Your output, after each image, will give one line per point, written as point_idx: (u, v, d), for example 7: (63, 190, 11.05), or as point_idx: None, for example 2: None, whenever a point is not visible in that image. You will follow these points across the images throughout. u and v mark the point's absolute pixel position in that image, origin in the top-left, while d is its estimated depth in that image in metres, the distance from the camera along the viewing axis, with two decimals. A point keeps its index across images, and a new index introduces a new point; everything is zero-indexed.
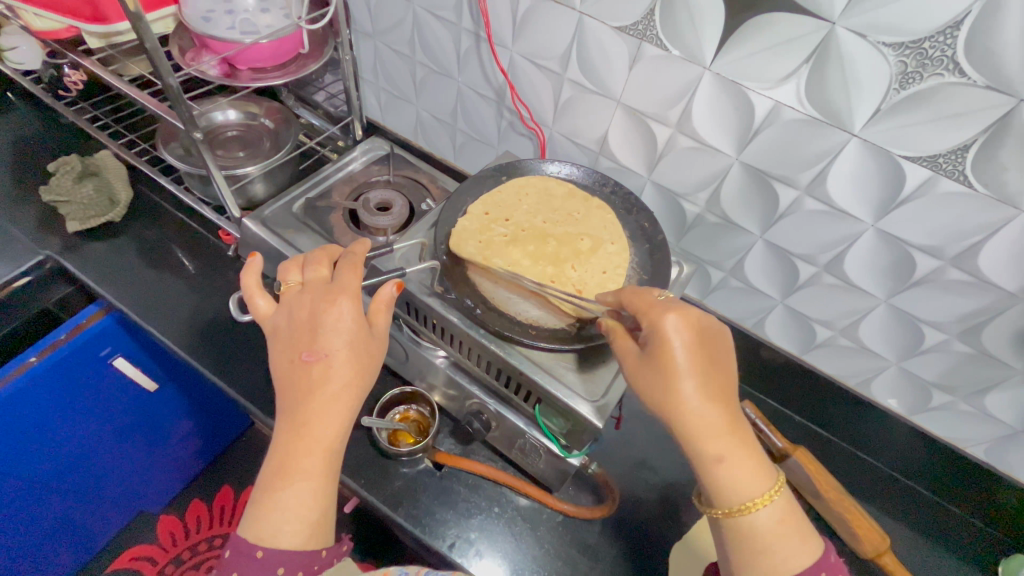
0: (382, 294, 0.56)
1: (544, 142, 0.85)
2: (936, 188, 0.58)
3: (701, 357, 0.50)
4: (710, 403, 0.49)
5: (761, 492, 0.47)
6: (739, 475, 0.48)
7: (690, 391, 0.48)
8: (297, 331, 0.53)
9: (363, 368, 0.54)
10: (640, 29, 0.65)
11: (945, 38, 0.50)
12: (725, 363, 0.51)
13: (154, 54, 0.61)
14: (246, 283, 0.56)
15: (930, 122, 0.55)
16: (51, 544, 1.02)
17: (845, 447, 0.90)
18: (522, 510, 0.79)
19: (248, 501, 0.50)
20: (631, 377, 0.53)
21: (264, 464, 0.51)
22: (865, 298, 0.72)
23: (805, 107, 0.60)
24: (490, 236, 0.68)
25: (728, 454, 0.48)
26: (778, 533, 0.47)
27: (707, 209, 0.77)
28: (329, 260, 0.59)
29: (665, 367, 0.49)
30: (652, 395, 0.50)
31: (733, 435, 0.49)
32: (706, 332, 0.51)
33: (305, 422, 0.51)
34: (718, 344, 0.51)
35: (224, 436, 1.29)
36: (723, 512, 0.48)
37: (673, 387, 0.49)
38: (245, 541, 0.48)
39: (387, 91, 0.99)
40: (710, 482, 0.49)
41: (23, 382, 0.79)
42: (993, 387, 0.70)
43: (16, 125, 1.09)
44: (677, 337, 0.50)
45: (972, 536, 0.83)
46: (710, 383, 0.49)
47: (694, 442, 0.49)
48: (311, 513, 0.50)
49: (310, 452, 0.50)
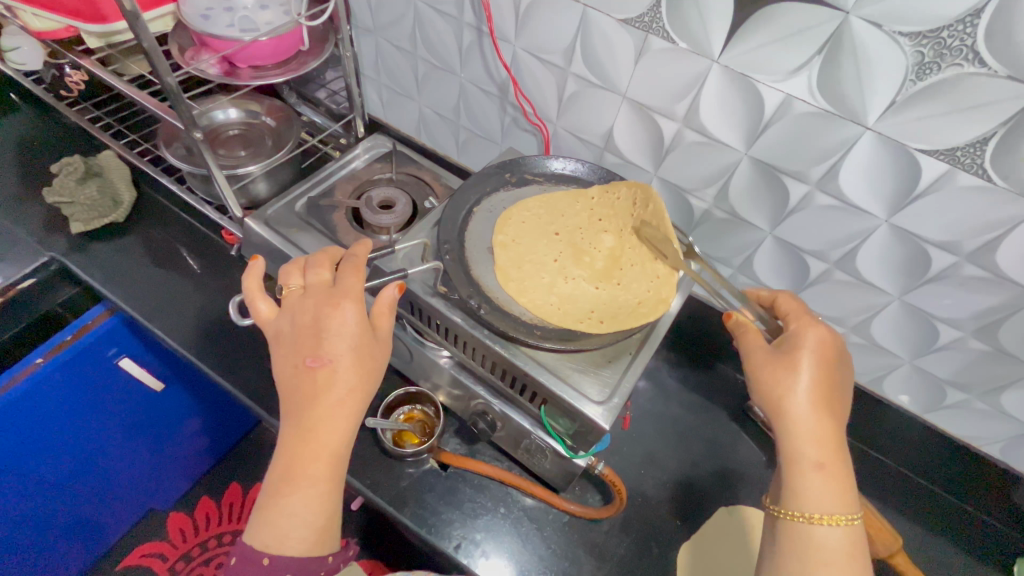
0: (385, 296, 0.55)
1: (548, 138, 0.84)
2: (952, 182, 0.56)
3: (831, 375, 0.53)
4: (822, 415, 0.51)
5: (843, 512, 0.48)
6: (826, 485, 0.49)
7: (811, 397, 0.51)
8: (301, 335, 0.52)
9: (367, 372, 0.53)
10: (646, 22, 0.63)
11: (964, 27, 0.49)
12: (844, 395, 0.54)
13: (152, 53, 0.60)
14: (248, 286, 0.56)
15: (949, 114, 0.53)
16: (63, 543, 1.03)
17: (855, 445, 0.89)
18: (528, 510, 0.78)
19: (255, 506, 0.50)
20: (754, 373, 0.55)
21: (269, 471, 0.51)
22: (877, 294, 0.70)
23: (817, 99, 0.58)
24: (575, 245, 0.69)
25: (827, 464, 0.50)
26: (849, 555, 0.46)
27: (715, 205, 0.75)
28: (331, 262, 0.59)
29: (798, 370, 0.52)
30: (770, 390, 0.53)
31: (835, 451, 0.50)
32: (840, 362, 0.54)
33: (310, 428, 0.50)
34: (843, 374, 0.55)
35: (231, 434, 1.29)
36: (802, 515, 0.48)
37: (791, 385, 0.52)
38: (252, 548, 0.48)
39: (389, 88, 0.98)
40: (795, 482, 0.50)
41: (30, 385, 0.79)
42: (1009, 385, 0.68)
43: (18, 127, 1.09)
44: (815, 348, 0.53)
45: (985, 535, 0.82)
46: (828, 398, 0.52)
47: (797, 440, 0.50)
48: (318, 519, 0.49)
49: (316, 458, 0.50)
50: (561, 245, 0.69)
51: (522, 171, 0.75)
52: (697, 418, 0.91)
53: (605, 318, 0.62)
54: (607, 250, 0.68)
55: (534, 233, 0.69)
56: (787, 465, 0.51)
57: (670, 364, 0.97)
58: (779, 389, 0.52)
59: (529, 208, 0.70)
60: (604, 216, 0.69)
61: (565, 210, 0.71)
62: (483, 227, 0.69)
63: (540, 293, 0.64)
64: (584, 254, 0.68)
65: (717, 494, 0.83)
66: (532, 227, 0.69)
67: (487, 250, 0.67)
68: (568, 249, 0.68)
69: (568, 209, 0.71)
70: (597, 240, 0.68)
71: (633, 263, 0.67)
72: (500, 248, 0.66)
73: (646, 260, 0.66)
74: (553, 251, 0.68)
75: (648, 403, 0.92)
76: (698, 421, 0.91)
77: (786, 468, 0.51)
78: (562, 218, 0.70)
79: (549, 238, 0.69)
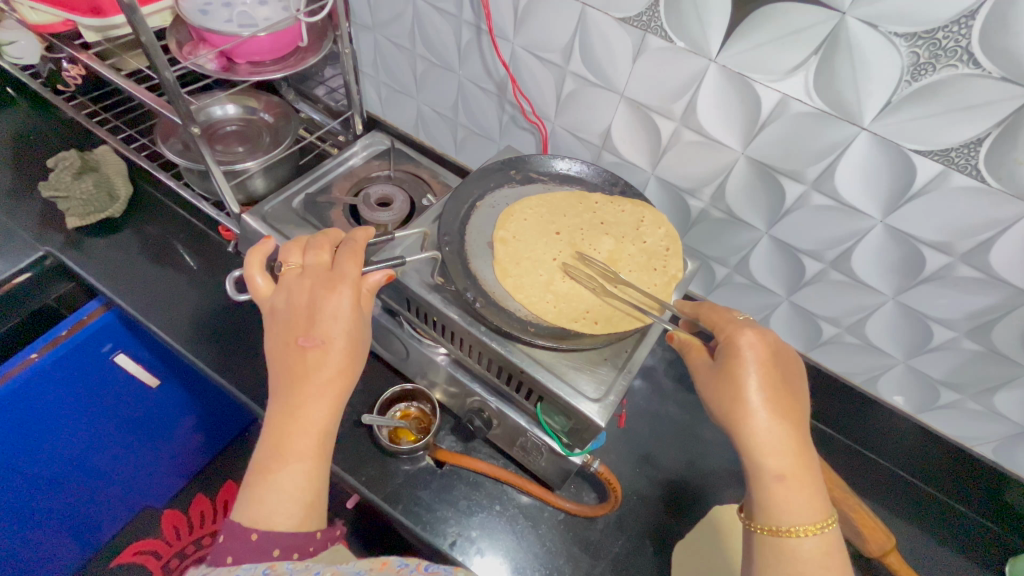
0: (370, 281, 0.56)
1: (547, 137, 0.84)
2: (947, 183, 0.57)
3: (775, 377, 0.51)
4: (778, 422, 0.50)
5: (812, 521, 0.47)
6: (790, 493, 0.48)
7: (762, 407, 0.50)
8: (295, 315, 0.53)
9: (357, 356, 0.53)
10: (644, 21, 0.63)
11: (959, 28, 0.49)
12: (798, 390, 0.53)
13: (150, 47, 0.60)
14: (251, 260, 0.56)
15: (944, 114, 0.53)
16: (55, 539, 1.02)
17: (849, 444, 0.89)
18: (523, 508, 0.78)
19: (243, 483, 0.49)
20: (703, 391, 0.54)
21: (258, 447, 0.50)
22: (872, 295, 0.71)
23: (814, 100, 0.59)
24: (576, 247, 0.69)
25: (789, 473, 0.49)
26: (826, 565, 0.46)
27: (712, 204, 0.76)
28: (331, 245, 0.59)
29: (741, 382, 0.50)
30: (719, 406, 0.52)
31: (796, 458, 0.49)
32: (782, 362, 0.53)
33: (299, 405, 0.50)
34: (790, 368, 0.53)
35: (227, 432, 1.28)
36: (771, 530, 0.48)
37: (739, 397, 0.50)
38: (239, 524, 0.47)
39: (387, 85, 0.98)
40: (762, 496, 0.49)
41: (22, 381, 0.78)
42: (1002, 386, 0.69)
43: (16, 121, 1.09)
44: (753, 355, 0.52)
45: (977, 536, 0.82)
46: (779, 403, 0.50)
47: (756, 456, 0.49)
48: (306, 494, 0.49)
49: (304, 434, 0.50)
50: (563, 246, 0.69)
51: (527, 169, 0.75)
52: (693, 417, 0.91)
53: (598, 321, 0.62)
54: (606, 253, 0.68)
55: (536, 231, 0.69)
56: (752, 479, 0.50)
57: (666, 363, 0.97)
58: (731, 403, 0.51)
59: (532, 206, 0.71)
60: (607, 221, 0.70)
61: (568, 211, 0.71)
62: (482, 224, 0.70)
63: (536, 291, 0.64)
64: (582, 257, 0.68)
65: (711, 493, 0.84)
66: (535, 223, 0.69)
67: (487, 245, 0.67)
68: (569, 250, 0.69)
69: (572, 211, 0.71)
70: (597, 242, 0.69)
71: (630, 268, 0.67)
72: (500, 243, 0.67)
73: (648, 264, 0.67)
74: (552, 252, 0.68)
75: (644, 402, 0.93)
76: (694, 420, 0.91)
77: (752, 480, 0.50)
78: (566, 218, 0.71)
79: (550, 237, 0.69)
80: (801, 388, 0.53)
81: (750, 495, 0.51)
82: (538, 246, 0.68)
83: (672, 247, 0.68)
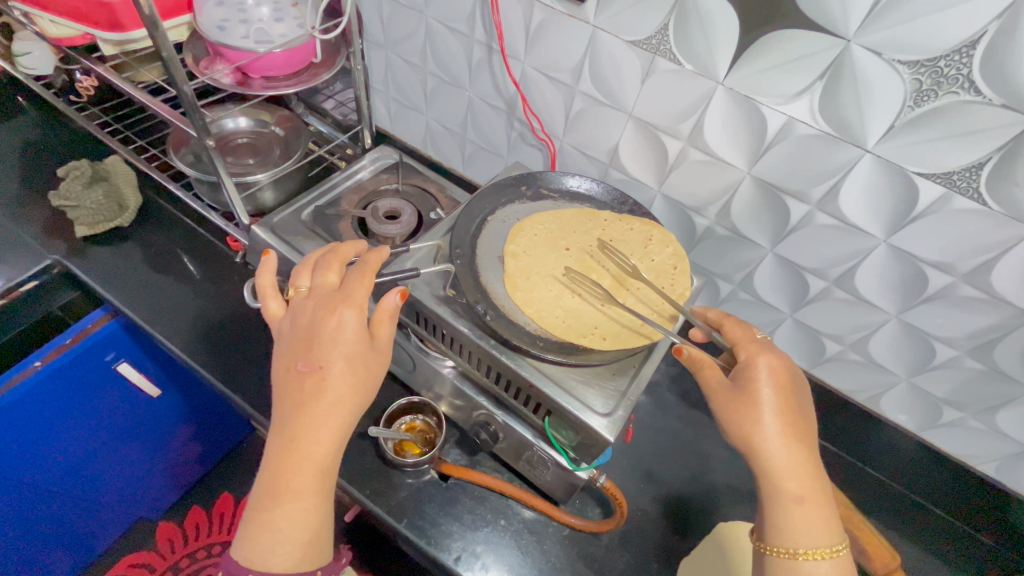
0: (386, 303, 0.55)
1: (554, 154, 0.85)
2: (948, 206, 0.58)
3: (792, 401, 0.52)
4: (796, 445, 0.50)
5: (827, 544, 0.47)
6: (807, 515, 0.48)
7: (782, 429, 0.50)
8: (297, 339, 0.52)
9: (359, 385, 0.52)
10: (654, 44, 0.65)
11: (961, 57, 0.51)
12: (809, 416, 0.53)
13: (170, 61, 0.62)
14: (262, 282, 0.58)
15: (943, 140, 0.55)
16: (49, 551, 1.00)
17: (852, 461, 0.89)
18: (528, 523, 0.78)
19: (241, 519, 0.49)
20: (718, 412, 0.54)
21: (255, 482, 0.50)
22: (875, 313, 0.72)
23: (818, 122, 0.60)
24: (586, 264, 0.70)
25: (807, 495, 0.49)
26: None
27: (718, 222, 0.77)
28: (340, 264, 0.59)
29: (761, 403, 0.51)
30: (737, 427, 0.52)
31: (813, 480, 0.49)
32: (796, 388, 0.53)
33: (296, 438, 0.49)
34: (802, 394, 0.54)
35: (226, 442, 1.27)
36: (789, 553, 0.47)
37: (759, 418, 0.51)
38: (237, 563, 0.47)
39: (396, 100, 1.00)
40: (780, 517, 0.49)
41: (23, 391, 0.78)
42: (1004, 405, 0.70)
43: (25, 129, 1.10)
44: (771, 378, 0.53)
45: (981, 556, 0.82)
46: (795, 427, 0.51)
47: (775, 476, 0.49)
48: (303, 534, 0.48)
49: (300, 471, 0.49)
50: (572, 262, 0.70)
51: (538, 185, 0.77)
52: (697, 432, 0.92)
53: (603, 337, 0.63)
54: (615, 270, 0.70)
55: (546, 246, 0.70)
56: (768, 499, 0.50)
57: (670, 379, 0.98)
58: (750, 423, 0.51)
59: (542, 222, 0.72)
60: (617, 238, 0.71)
61: (578, 227, 0.72)
62: (493, 238, 0.70)
63: (545, 306, 0.65)
64: (590, 273, 0.69)
65: (715, 509, 0.83)
66: (545, 239, 0.70)
67: (498, 259, 0.68)
68: (577, 266, 0.70)
69: (582, 228, 0.72)
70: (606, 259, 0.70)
71: (640, 286, 0.68)
72: (511, 257, 0.68)
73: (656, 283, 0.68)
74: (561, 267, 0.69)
75: (648, 417, 0.93)
76: (698, 436, 0.91)
77: (767, 501, 0.50)
78: (577, 234, 0.71)
79: (559, 253, 0.70)
80: (811, 415, 0.54)
81: (762, 515, 0.51)
82: (548, 261, 0.69)
83: (680, 263, 0.69)
